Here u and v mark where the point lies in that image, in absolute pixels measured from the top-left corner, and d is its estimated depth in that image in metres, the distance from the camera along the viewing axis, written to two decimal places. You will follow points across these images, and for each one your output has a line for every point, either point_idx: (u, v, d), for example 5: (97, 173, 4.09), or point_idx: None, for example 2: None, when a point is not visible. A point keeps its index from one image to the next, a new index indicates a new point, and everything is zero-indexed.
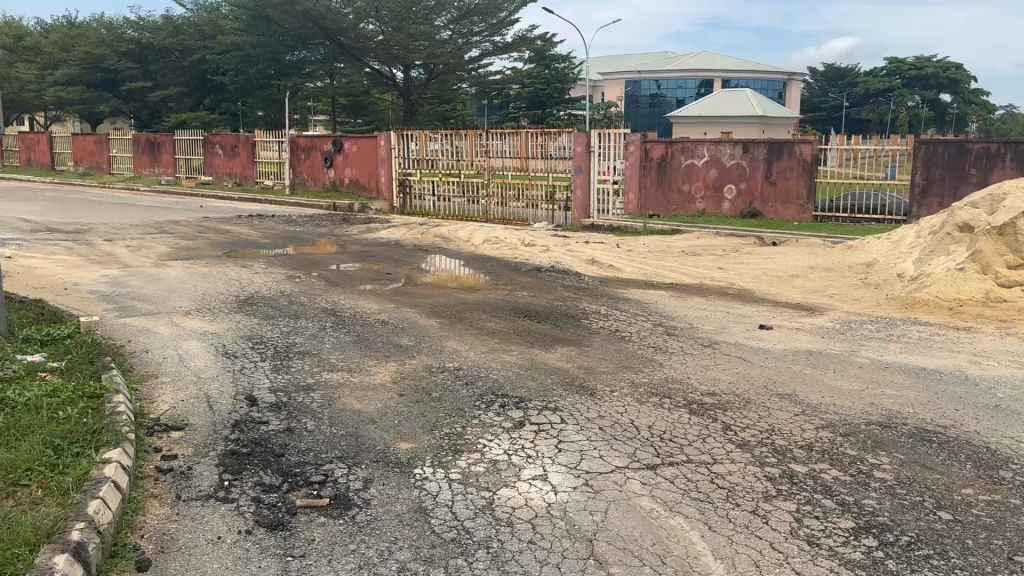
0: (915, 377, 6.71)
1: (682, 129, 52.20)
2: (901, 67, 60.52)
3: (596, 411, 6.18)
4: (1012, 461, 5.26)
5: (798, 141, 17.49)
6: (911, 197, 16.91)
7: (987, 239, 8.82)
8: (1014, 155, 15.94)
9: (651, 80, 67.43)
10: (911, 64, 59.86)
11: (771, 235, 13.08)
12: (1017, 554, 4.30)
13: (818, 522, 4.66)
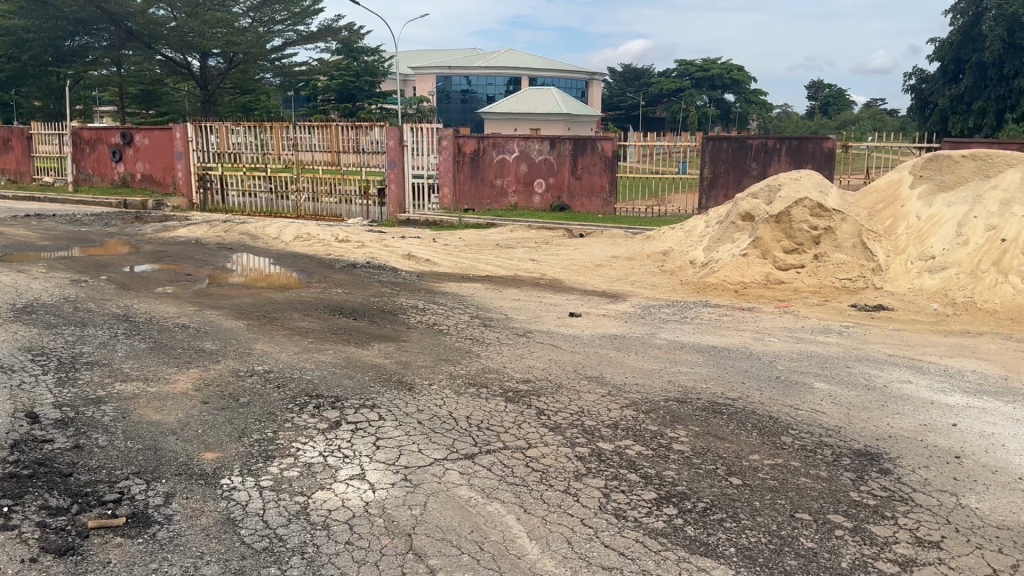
0: (707, 355, 7.26)
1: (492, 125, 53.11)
2: (689, 68, 64.71)
3: (413, 405, 6.14)
4: (791, 427, 5.82)
5: (599, 138, 18.36)
6: (701, 189, 17.94)
7: (766, 227, 9.71)
8: (787, 150, 17.32)
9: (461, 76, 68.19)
10: (698, 67, 64.08)
11: (579, 228, 13.64)
12: (797, 511, 4.76)
13: (624, 496, 4.92)
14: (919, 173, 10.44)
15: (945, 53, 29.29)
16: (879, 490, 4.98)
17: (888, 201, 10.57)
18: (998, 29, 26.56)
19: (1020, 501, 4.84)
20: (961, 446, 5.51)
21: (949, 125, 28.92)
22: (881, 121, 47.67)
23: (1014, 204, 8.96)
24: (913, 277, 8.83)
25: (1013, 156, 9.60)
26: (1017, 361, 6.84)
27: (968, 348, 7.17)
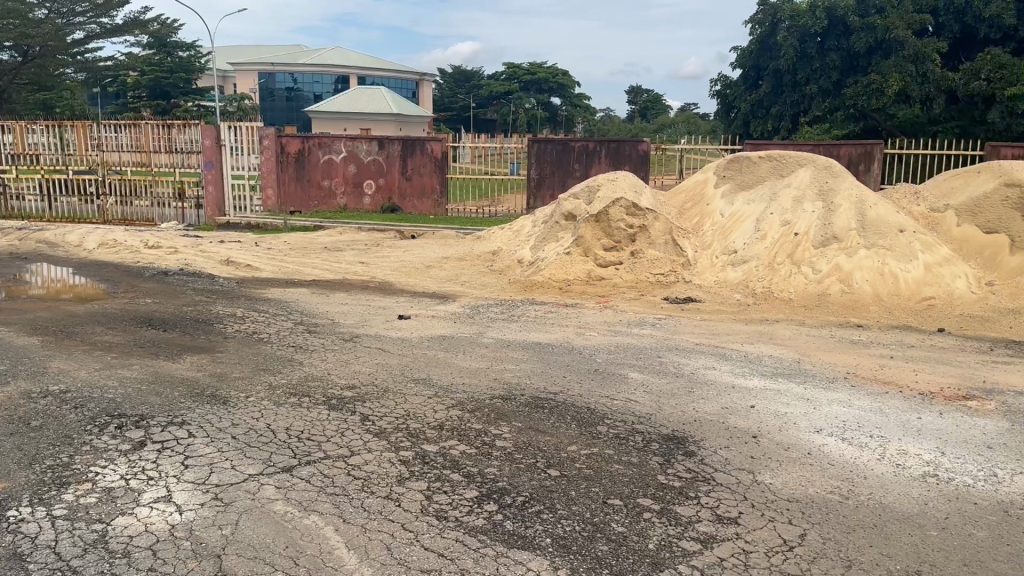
0: (531, 351, 7.43)
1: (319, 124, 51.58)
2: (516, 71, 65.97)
3: (228, 420, 5.87)
4: (606, 417, 6.07)
5: (428, 139, 18.28)
6: (528, 190, 18.46)
7: (588, 226, 10.07)
8: (607, 152, 17.99)
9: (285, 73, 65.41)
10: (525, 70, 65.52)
11: (410, 229, 13.58)
12: (610, 497, 4.96)
13: (446, 497, 4.91)
14: (723, 173, 11.18)
15: (744, 60, 28.05)
16: (685, 472, 5.28)
17: (696, 199, 11.25)
18: (791, 37, 25.24)
19: (808, 474, 5.26)
20: (759, 426, 5.94)
21: (750, 129, 28.10)
22: (698, 124, 50.52)
23: (805, 200, 9.79)
24: (719, 270, 9.48)
25: (804, 157, 10.47)
26: (808, 345, 7.45)
27: (766, 335, 7.76)
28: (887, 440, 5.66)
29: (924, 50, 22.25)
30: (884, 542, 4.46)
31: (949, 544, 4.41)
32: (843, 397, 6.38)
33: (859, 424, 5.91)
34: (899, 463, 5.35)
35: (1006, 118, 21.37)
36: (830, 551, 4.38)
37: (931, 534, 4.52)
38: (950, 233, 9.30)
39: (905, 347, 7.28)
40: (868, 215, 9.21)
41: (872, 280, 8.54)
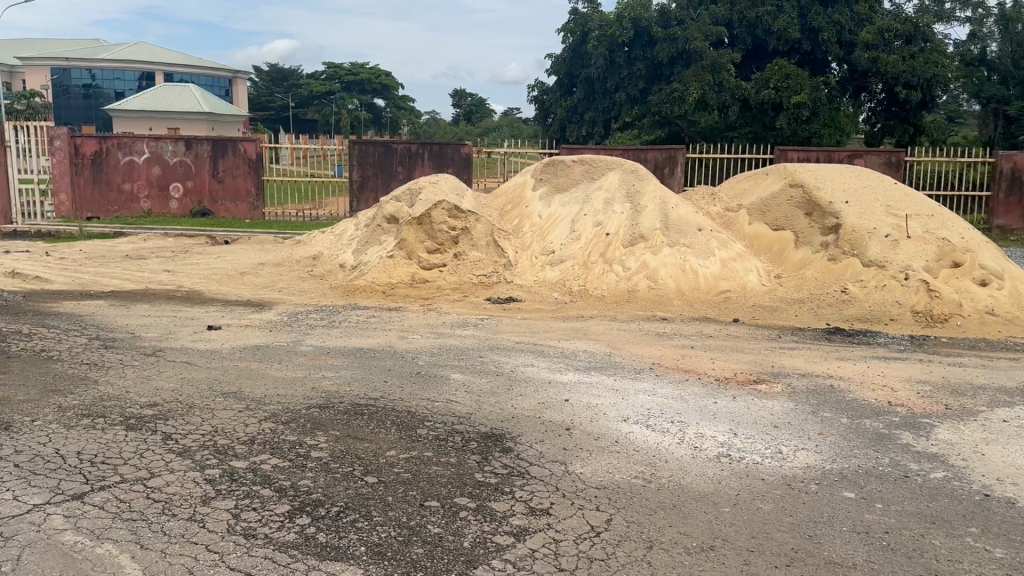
0: (351, 357, 7.32)
1: (122, 123, 48.18)
2: (337, 72, 64.30)
3: (11, 447, 5.38)
4: (426, 419, 6.04)
5: (242, 140, 17.63)
6: (350, 193, 18.16)
7: (409, 229, 10.08)
8: (429, 154, 18.05)
9: (82, 69, 60.66)
10: (347, 70, 63.93)
11: (223, 235, 13.02)
12: (427, 499, 4.86)
13: (255, 513, 4.67)
14: (539, 176, 11.54)
15: (558, 67, 29.04)
16: (501, 468, 5.28)
17: (515, 202, 11.52)
18: (601, 46, 26.32)
19: (616, 461, 5.36)
20: (572, 418, 6.08)
21: (566, 133, 29.14)
22: (520, 127, 51.78)
23: (614, 202, 10.30)
24: (538, 270, 9.78)
25: (613, 161, 11.01)
26: (619, 340, 7.83)
27: (581, 331, 8.08)
28: (687, 425, 5.89)
29: (720, 60, 23.93)
30: (682, 521, 4.54)
31: (740, 519, 4.54)
32: (649, 386, 6.69)
33: (662, 411, 6.17)
34: (697, 445, 5.55)
35: (793, 125, 23.54)
36: (634, 532, 4.44)
37: (725, 511, 4.64)
38: (744, 231, 10.08)
39: (703, 338, 7.81)
40: (672, 215, 9.81)
41: (676, 276, 9.13)
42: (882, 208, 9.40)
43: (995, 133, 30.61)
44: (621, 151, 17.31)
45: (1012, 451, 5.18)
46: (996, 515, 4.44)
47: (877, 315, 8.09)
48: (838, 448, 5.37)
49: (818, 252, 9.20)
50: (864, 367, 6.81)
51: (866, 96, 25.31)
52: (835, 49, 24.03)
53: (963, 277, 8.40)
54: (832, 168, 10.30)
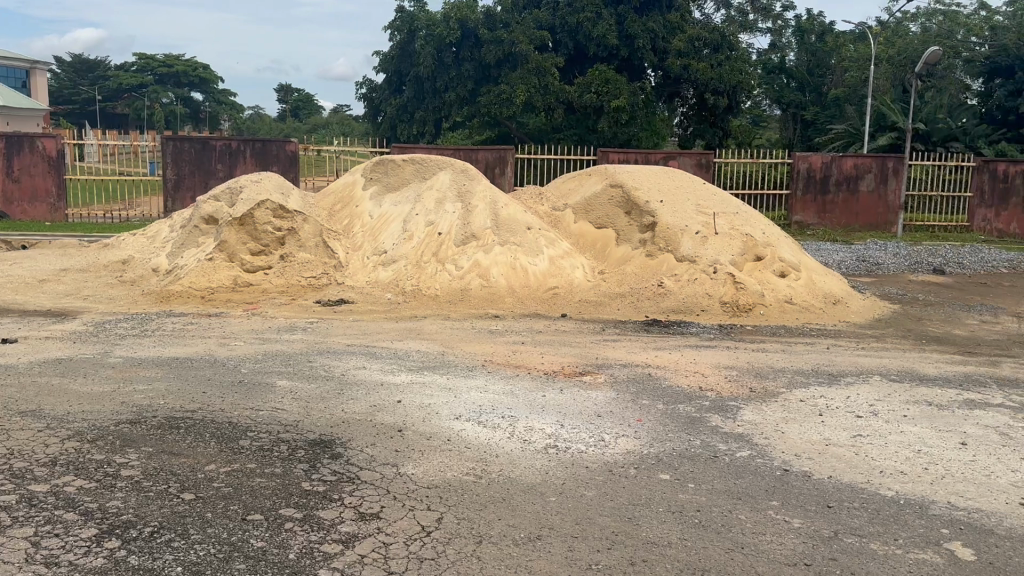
0: (166, 368, 6.92)
1: None
2: (149, 63, 60.16)
3: None
4: (249, 430, 5.75)
5: (39, 136, 16.20)
6: (164, 192, 17.18)
7: (230, 230, 9.67)
8: (251, 151, 17.36)
9: None
10: (160, 61, 60.07)
11: (19, 239, 11.92)
12: (250, 513, 4.61)
13: (57, 540, 4.31)
14: (369, 175, 11.38)
15: (386, 64, 28.80)
16: (330, 475, 5.03)
17: (344, 201, 11.33)
18: (428, 45, 26.44)
19: (448, 460, 5.16)
20: (405, 418, 5.82)
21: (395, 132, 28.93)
22: (347, 125, 50.91)
23: (446, 201, 10.37)
24: (370, 270, 9.68)
25: (443, 160, 11.07)
26: (451, 338, 7.80)
27: (413, 331, 8.02)
28: (516, 419, 5.76)
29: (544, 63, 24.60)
30: (510, 514, 4.43)
31: (565, 507, 4.47)
32: (481, 382, 6.55)
33: (493, 407, 6.04)
34: (526, 438, 5.44)
35: (614, 127, 24.69)
36: (464, 529, 4.31)
37: (551, 500, 4.56)
38: (569, 229, 10.45)
39: (533, 333, 7.95)
40: (502, 214, 10.02)
41: (506, 274, 9.32)
42: (694, 207, 10.05)
43: (793, 136, 33.49)
44: (451, 150, 17.49)
45: (808, 427, 5.21)
46: (794, 488, 4.41)
47: (690, 306, 8.65)
48: (654, 433, 5.38)
49: (637, 249, 9.69)
50: (679, 356, 7.08)
51: (679, 101, 26.68)
52: (649, 55, 25.44)
53: (764, 270, 9.16)
54: (649, 169, 10.88)
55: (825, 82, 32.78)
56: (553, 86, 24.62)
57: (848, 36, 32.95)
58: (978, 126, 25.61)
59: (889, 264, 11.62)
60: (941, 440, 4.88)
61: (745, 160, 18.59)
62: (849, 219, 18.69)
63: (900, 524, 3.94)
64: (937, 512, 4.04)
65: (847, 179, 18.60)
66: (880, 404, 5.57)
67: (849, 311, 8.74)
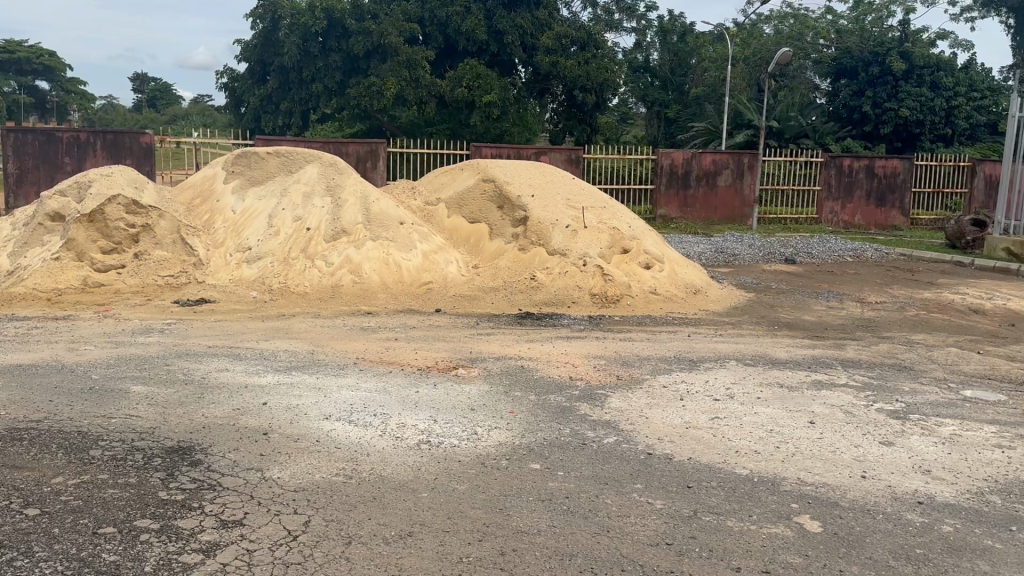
0: (8, 376, 6.39)
1: None
2: None
3: None
4: (102, 439, 5.33)
5: None
6: (5, 187, 15.94)
7: (79, 226, 9.06)
8: (102, 143, 16.30)
9: None
10: None
11: None
12: (102, 526, 4.22)
13: None
14: (231, 168, 10.94)
15: (249, 53, 27.74)
16: (189, 483, 4.68)
17: (204, 195, 10.83)
18: (293, 34, 25.65)
19: (316, 460, 4.88)
20: (270, 422, 5.52)
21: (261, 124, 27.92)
22: (208, 117, 48.82)
23: (314, 196, 10.10)
24: (233, 268, 9.30)
25: (310, 154, 10.75)
26: (322, 337, 7.56)
27: (281, 331, 7.75)
28: (388, 416, 5.50)
29: (414, 56, 24.42)
30: (382, 512, 4.23)
31: (437, 502, 4.29)
32: (352, 381, 6.30)
33: (364, 405, 5.73)
34: (398, 435, 5.17)
35: (485, 122, 24.83)
36: (333, 531, 4.08)
37: (424, 496, 4.36)
38: (442, 223, 10.41)
39: (406, 329, 7.83)
40: (372, 208, 9.86)
41: (378, 269, 9.19)
42: (563, 201, 10.22)
43: (658, 133, 34.79)
44: (319, 143, 17.11)
45: (670, 412, 5.41)
46: (656, 470, 4.55)
47: (562, 299, 8.80)
48: (527, 423, 5.33)
49: (510, 242, 9.75)
50: (551, 347, 7.18)
51: (549, 98, 27.13)
52: (518, 52, 25.78)
53: (631, 262, 9.45)
54: (519, 163, 10.96)
55: (687, 81, 34.22)
56: (425, 80, 24.47)
57: (707, 37, 34.48)
58: (824, 125, 27.43)
59: (745, 255, 12.25)
60: (790, 420, 5.18)
61: (613, 155, 19.12)
62: (709, 212, 19.62)
63: (754, 501, 4.13)
64: (788, 488, 4.25)
65: (707, 174, 19.50)
66: (736, 387, 5.87)
67: (708, 300, 9.14)
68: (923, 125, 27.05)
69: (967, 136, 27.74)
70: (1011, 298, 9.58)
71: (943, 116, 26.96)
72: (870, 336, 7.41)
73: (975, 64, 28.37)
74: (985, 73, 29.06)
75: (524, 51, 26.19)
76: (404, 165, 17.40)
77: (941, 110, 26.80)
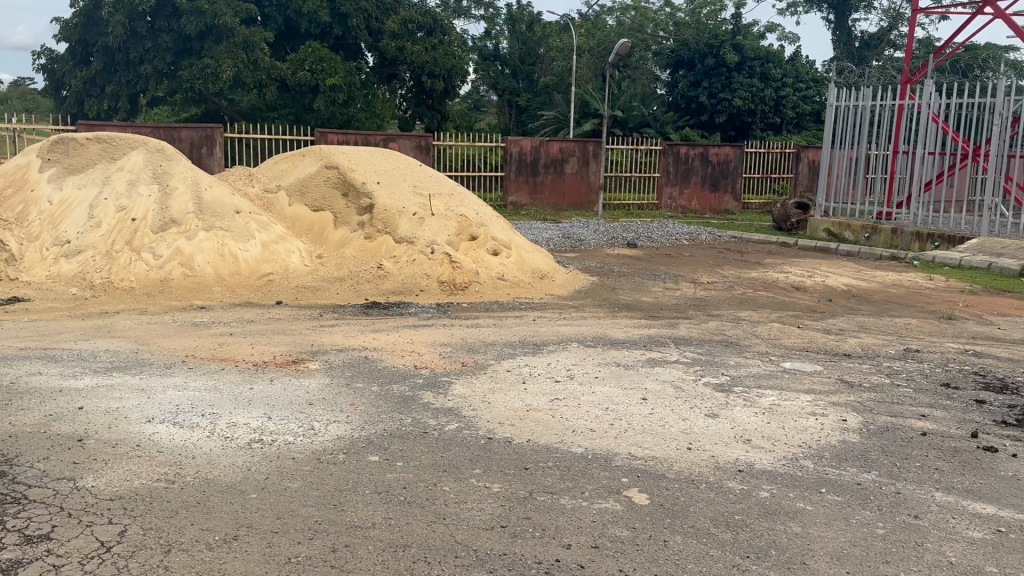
0: None
1: None
2: None
3: None
4: None
5: None
6: None
7: None
8: None
9: None
10: None
11: None
12: None
13: None
14: (46, 155, 10.13)
15: (68, 33, 25.72)
16: None
17: (16, 185, 9.96)
18: (118, 13, 24.05)
19: (135, 467, 4.51)
20: (86, 428, 5.07)
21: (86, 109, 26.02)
22: (27, 101, 45.07)
23: (140, 183, 9.49)
24: (50, 263, 8.61)
25: (134, 139, 10.06)
26: (150, 334, 7.09)
27: (103, 329, 7.21)
28: (218, 416, 5.20)
29: (252, 38, 23.53)
30: (206, 516, 3.94)
31: (267, 502, 4.05)
32: (180, 380, 5.92)
33: (192, 406, 5.40)
34: (228, 435, 4.90)
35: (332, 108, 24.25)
36: (152, 539, 3.74)
37: (252, 497, 4.11)
38: (282, 212, 10.04)
39: (243, 323, 7.47)
40: (205, 197, 9.36)
41: (213, 261, 8.74)
42: (410, 188, 10.10)
43: (509, 120, 35.20)
44: (149, 129, 16.28)
45: (512, 396, 5.43)
46: (495, 454, 4.54)
47: (409, 287, 8.69)
48: (366, 415, 5.19)
49: (355, 231, 9.50)
50: (396, 336, 7.06)
51: (397, 83, 26.90)
52: (363, 35, 25.40)
53: (479, 249, 9.46)
54: (364, 150, 10.75)
55: (536, 69, 34.84)
56: (264, 63, 23.74)
57: (554, 27, 35.27)
58: (665, 114, 28.64)
59: (590, 240, 12.56)
60: (625, 397, 5.33)
61: (461, 141, 19.14)
62: (558, 199, 20.06)
63: (587, 478, 4.20)
64: (619, 464, 4.36)
65: (555, 162, 19.89)
66: (576, 367, 5.99)
67: (554, 284, 9.30)
68: (755, 114, 28.75)
69: (794, 125, 29.72)
70: (829, 275, 10.29)
71: (772, 106, 28.74)
72: (701, 314, 7.77)
73: (799, 57, 30.41)
74: (809, 65, 31.21)
75: (370, 35, 25.80)
76: (243, 151, 16.74)
77: (771, 100, 28.57)
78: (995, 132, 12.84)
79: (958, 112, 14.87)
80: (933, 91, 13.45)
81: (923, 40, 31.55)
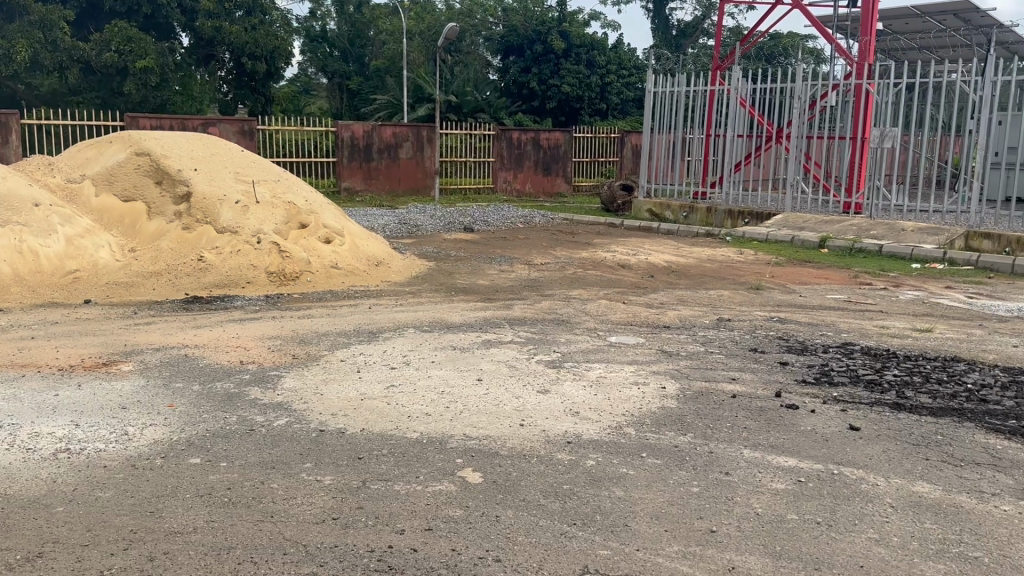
0: None
1: None
2: None
3: None
4: None
5: None
6: None
7: None
8: None
9: None
10: None
11: None
12: None
13: None
14: None
15: None
16: None
17: None
18: None
19: None
20: None
21: None
22: None
23: None
24: None
25: None
26: None
27: None
28: (18, 427, 4.76)
29: (49, 16, 21.68)
30: (4, 536, 3.58)
31: (75, 514, 3.76)
32: None
33: None
34: (29, 447, 4.49)
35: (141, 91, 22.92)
36: None
37: (57, 511, 3.79)
38: (90, 204, 9.29)
39: (47, 325, 6.87)
40: None
41: (10, 259, 7.98)
42: (232, 175, 9.63)
43: (340, 105, 34.63)
44: None
45: (346, 385, 5.34)
46: (327, 446, 4.44)
47: (234, 279, 8.31)
48: (187, 416, 4.92)
49: (172, 221, 8.96)
50: (221, 331, 6.74)
51: (216, 65, 25.69)
52: (175, 14, 24.08)
53: (309, 237, 9.20)
54: (179, 136, 10.14)
55: (365, 52, 34.44)
56: (64, 43, 21.99)
57: (384, 10, 34.89)
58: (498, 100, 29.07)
59: (426, 226, 12.54)
60: (460, 379, 5.37)
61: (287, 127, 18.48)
62: (393, 184, 19.88)
63: (421, 462, 4.20)
64: (453, 445, 4.38)
65: (389, 147, 19.69)
66: (412, 353, 5.96)
67: (390, 271, 9.20)
68: (583, 101, 29.75)
69: (620, 111, 31.02)
70: (651, 253, 10.84)
71: (598, 92, 29.86)
72: (534, 295, 7.94)
73: (621, 44, 31.70)
74: (631, 52, 32.63)
75: (184, 16, 24.45)
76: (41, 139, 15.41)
77: (596, 86, 29.64)
78: (795, 114, 13.93)
79: (763, 97, 16.01)
80: (741, 76, 14.42)
81: (732, 29, 33.79)
